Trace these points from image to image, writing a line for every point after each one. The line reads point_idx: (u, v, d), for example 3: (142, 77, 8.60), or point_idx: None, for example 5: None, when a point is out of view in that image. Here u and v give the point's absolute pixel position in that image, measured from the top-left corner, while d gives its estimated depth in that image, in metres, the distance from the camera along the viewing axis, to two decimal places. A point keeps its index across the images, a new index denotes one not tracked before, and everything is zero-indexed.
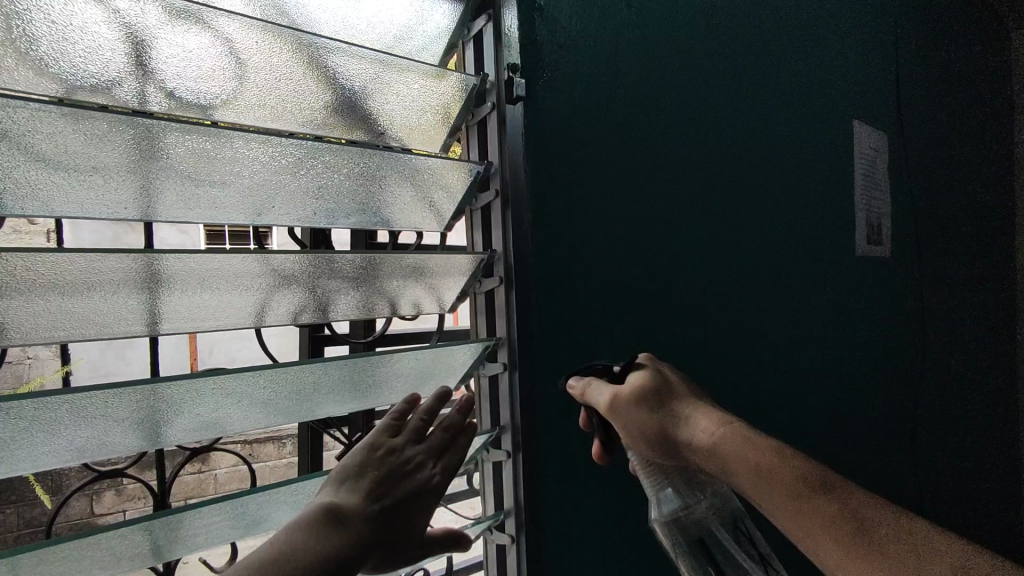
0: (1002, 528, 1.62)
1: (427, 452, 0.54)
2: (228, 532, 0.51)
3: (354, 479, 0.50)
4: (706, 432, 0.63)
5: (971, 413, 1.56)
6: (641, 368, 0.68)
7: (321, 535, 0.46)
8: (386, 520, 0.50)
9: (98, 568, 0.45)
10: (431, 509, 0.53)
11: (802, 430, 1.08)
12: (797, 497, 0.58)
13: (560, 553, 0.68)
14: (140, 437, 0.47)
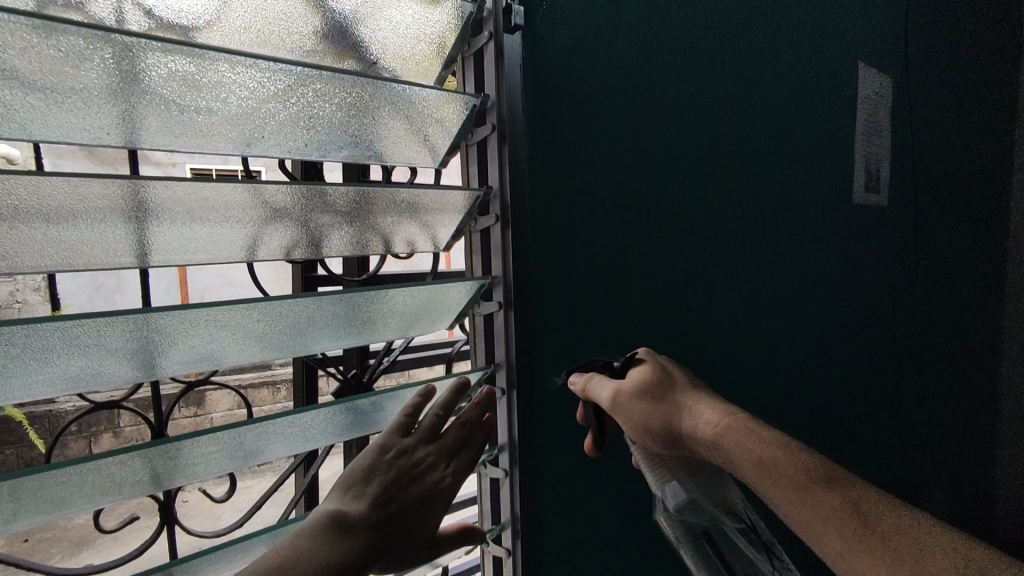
0: (980, 471, 1.67)
1: (438, 453, 0.58)
2: (225, 463, 0.52)
3: (362, 485, 0.54)
4: (709, 423, 0.66)
5: (959, 362, 1.58)
6: (643, 361, 0.71)
7: (330, 538, 0.49)
8: (392, 524, 0.53)
9: (99, 494, 0.46)
10: (439, 511, 0.57)
11: (792, 377, 1.10)
12: (801, 489, 0.63)
13: (549, 486, 0.71)
14: (135, 368, 0.47)
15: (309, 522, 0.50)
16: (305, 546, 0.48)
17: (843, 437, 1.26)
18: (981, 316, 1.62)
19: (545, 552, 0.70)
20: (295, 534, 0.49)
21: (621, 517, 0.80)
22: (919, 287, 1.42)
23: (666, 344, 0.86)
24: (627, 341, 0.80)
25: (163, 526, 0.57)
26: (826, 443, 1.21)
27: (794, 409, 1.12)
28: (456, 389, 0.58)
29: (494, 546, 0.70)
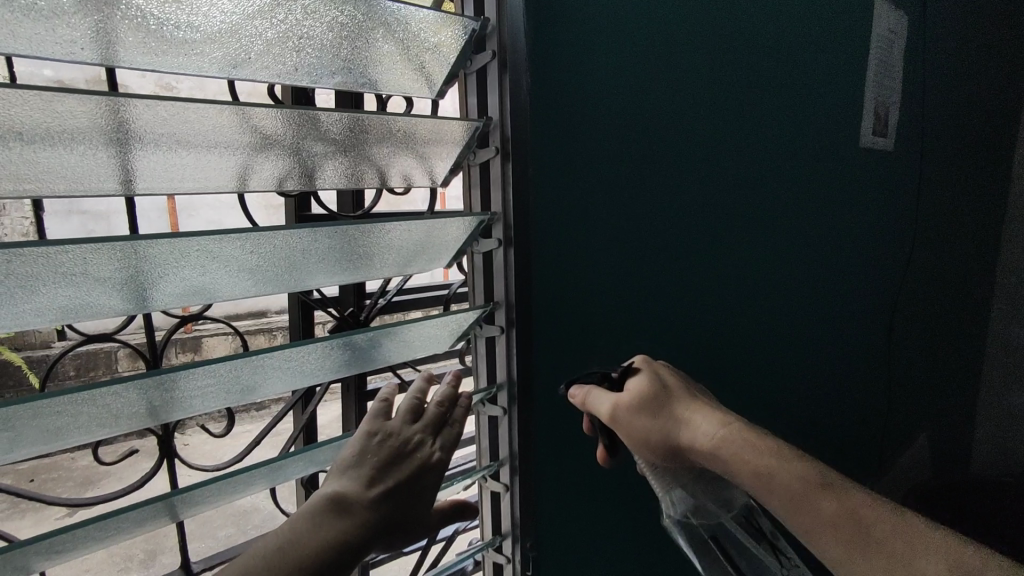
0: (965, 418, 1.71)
1: (425, 432, 0.59)
2: (223, 398, 0.51)
3: (355, 466, 0.55)
4: (706, 436, 0.65)
5: (954, 311, 1.59)
6: (640, 372, 0.70)
7: (327, 522, 0.51)
8: (390, 503, 0.54)
9: (96, 426, 0.45)
10: (435, 486, 0.58)
11: (788, 321, 1.10)
12: (801, 500, 0.61)
13: (545, 424, 0.71)
14: (126, 299, 0.46)
15: (306, 509, 0.52)
16: (303, 528, 0.50)
17: (833, 381, 1.28)
18: (978, 266, 1.62)
19: (541, 488, 0.72)
20: (292, 520, 0.51)
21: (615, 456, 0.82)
22: (920, 236, 1.41)
23: (665, 286, 0.85)
24: (627, 283, 0.79)
25: (162, 458, 0.57)
26: (817, 387, 1.23)
27: (790, 355, 1.13)
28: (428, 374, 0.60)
29: (491, 481, 0.70)
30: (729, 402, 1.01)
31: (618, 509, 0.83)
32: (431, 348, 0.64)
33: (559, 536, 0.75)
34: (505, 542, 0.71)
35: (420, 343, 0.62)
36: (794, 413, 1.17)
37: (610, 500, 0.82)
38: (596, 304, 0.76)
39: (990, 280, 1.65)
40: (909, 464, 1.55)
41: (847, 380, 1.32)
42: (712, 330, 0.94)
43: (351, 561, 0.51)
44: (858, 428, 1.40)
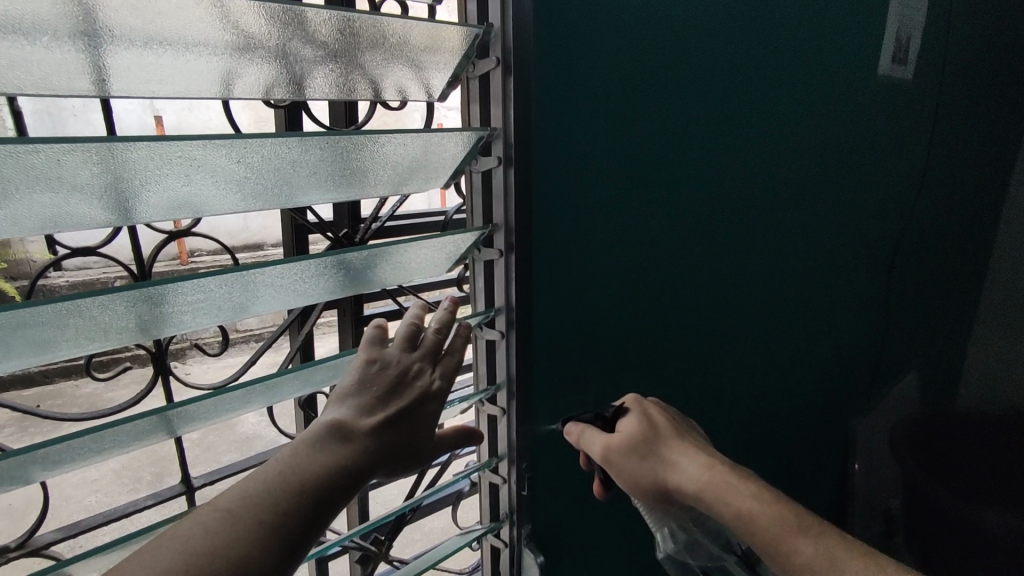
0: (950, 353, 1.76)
1: (424, 360, 0.59)
2: (215, 315, 0.50)
3: (354, 394, 0.55)
4: (692, 479, 0.67)
5: (953, 250, 1.59)
6: (631, 412, 0.72)
7: (329, 447, 0.51)
8: (391, 431, 0.54)
9: (86, 340, 0.44)
10: (435, 415, 0.58)
11: (791, 255, 1.09)
12: (780, 545, 0.62)
13: (544, 349, 0.72)
14: (109, 209, 0.44)
15: (307, 434, 0.51)
16: (304, 452, 0.50)
17: (831, 316, 1.28)
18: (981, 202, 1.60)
19: (538, 410, 0.73)
20: (293, 446, 0.50)
21: (610, 381, 0.82)
22: (929, 170, 1.38)
23: (668, 213, 0.83)
24: (629, 207, 0.77)
25: (157, 375, 0.56)
26: (815, 321, 1.23)
27: (790, 290, 1.12)
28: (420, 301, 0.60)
29: (488, 404, 0.71)
30: (726, 332, 1.01)
31: None
32: (428, 271, 0.63)
33: (553, 457, 0.77)
34: (502, 463, 0.72)
35: (417, 266, 0.61)
36: (791, 346, 1.18)
37: None
38: (597, 230, 0.74)
39: (997, 217, 1.63)
40: (899, 397, 1.58)
41: (844, 316, 1.32)
42: (713, 259, 0.93)
43: (353, 486, 0.51)
44: (852, 362, 1.42)
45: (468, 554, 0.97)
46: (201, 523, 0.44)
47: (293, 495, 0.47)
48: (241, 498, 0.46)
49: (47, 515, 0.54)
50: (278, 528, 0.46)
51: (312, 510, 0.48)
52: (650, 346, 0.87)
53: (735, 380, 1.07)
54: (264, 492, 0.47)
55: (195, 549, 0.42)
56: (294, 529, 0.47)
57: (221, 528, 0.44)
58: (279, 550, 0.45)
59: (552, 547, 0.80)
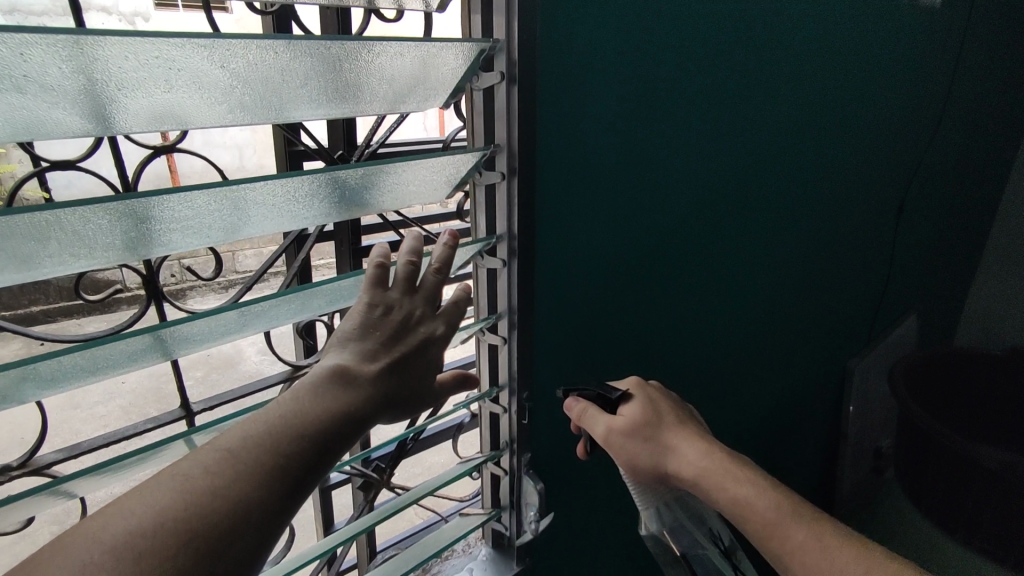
0: (943, 290, 1.80)
1: (426, 307, 0.57)
2: (206, 234, 0.48)
3: (358, 339, 0.53)
4: (691, 464, 0.70)
5: (954, 185, 1.61)
6: (635, 396, 0.74)
7: (331, 392, 0.50)
8: (393, 376, 0.53)
9: (71, 258, 0.42)
10: (437, 361, 0.58)
11: (801, 187, 1.08)
12: (770, 527, 0.67)
13: (546, 281, 0.70)
14: (87, 116, 0.41)
15: (308, 379, 0.50)
16: (306, 396, 0.49)
17: (839, 252, 1.28)
18: (984, 137, 1.62)
19: (538, 343, 0.72)
20: (295, 390, 0.49)
21: (613, 315, 0.82)
22: (940, 104, 1.38)
23: (678, 141, 0.80)
24: (638, 135, 0.74)
25: (151, 299, 0.55)
26: (823, 257, 1.23)
27: (799, 224, 1.11)
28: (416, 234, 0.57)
29: (489, 334, 0.70)
30: (733, 269, 1.00)
31: (614, 365, 0.85)
32: (426, 195, 0.60)
33: (553, 389, 0.77)
34: (502, 393, 0.71)
35: (415, 189, 0.58)
36: (798, 283, 1.18)
37: (605, 357, 0.83)
38: (604, 158, 0.72)
39: (983, 154, 1.65)
40: (895, 340, 1.60)
41: (851, 251, 1.33)
42: (723, 192, 0.91)
43: (355, 432, 0.50)
44: (853, 302, 1.42)
45: (468, 482, 1.00)
46: (201, 464, 0.43)
47: (294, 440, 0.46)
48: (242, 439, 0.45)
49: (47, 435, 0.54)
50: (278, 470, 0.45)
51: (314, 454, 0.47)
52: (653, 282, 0.86)
53: (740, 317, 1.07)
54: (265, 434, 0.46)
55: (194, 487, 0.42)
56: (296, 472, 0.46)
57: (222, 467, 0.43)
58: (280, 491, 0.45)
59: (550, 478, 0.81)
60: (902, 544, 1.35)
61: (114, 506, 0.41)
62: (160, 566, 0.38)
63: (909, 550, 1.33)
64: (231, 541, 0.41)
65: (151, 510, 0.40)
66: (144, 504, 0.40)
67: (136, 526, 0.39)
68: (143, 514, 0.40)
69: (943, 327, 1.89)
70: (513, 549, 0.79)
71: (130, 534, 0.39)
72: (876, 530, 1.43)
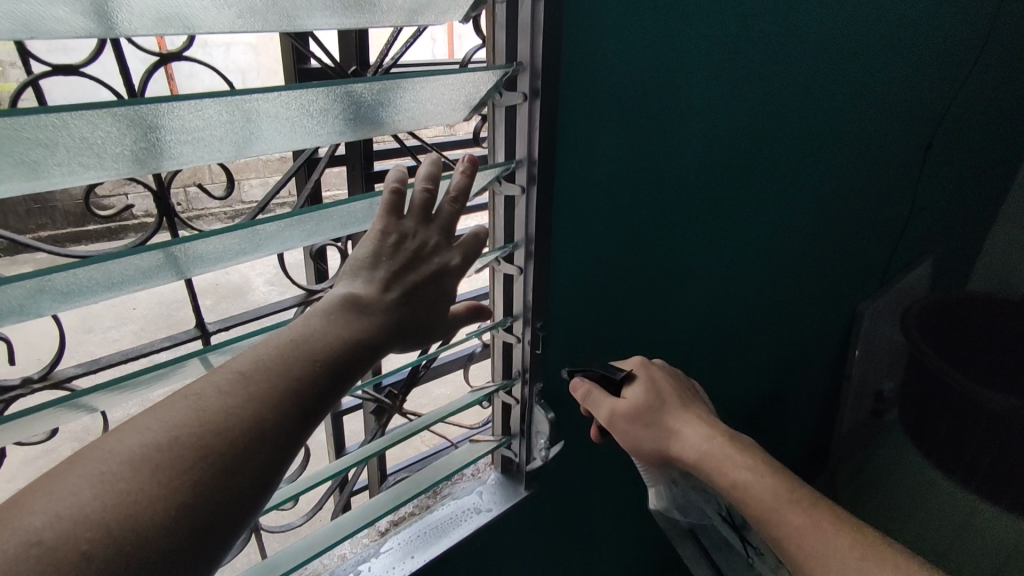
0: (960, 241, 1.79)
1: (442, 234, 0.55)
2: (217, 148, 0.46)
3: (369, 269, 0.52)
4: (692, 448, 0.72)
5: (983, 133, 1.58)
6: (638, 378, 0.76)
7: (344, 319, 0.48)
8: (405, 304, 0.52)
9: (81, 167, 0.41)
10: (452, 291, 0.56)
11: (829, 130, 1.06)
12: (769, 512, 0.67)
13: (564, 213, 0.69)
14: (88, 13, 0.38)
15: (319, 307, 0.49)
16: (316, 323, 0.48)
17: (861, 197, 1.27)
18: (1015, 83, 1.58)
19: (554, 276, 0.71)
20: (307, 317, 0.48)
21: (631, 252, 0.81)
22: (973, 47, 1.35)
23: (709, 73, 0.77)
24: (668, 63, 0.71)
25: (162, 216, 0.54)
26: (844, 202, 1.22)
27: (822, 167, 1.10)
28: (434, 159, 0.55)
29: (504, 264, 0.68)
30: (753, 211, 0.99)
31: (628, 302, 0.85)
32: (443, 116, 0.58)
33: (566, 323, 0.77)
34: (516, 322, 0.71)
35: (432, 108, 0.56)
36: (817, 228, 1.18)
37: (620, 293, 0.83)
38: (632, 86, 0.69)
39: (1013, 93, 1.59)
40: (907, 287, 1.60)
41: (874, 196, 1.31)
42: (750, 130, 0.89)
43: (368, 360, 0.49)
44: (869, 245, 1.40)
45: (478, 413, 1.02)
46: (215, 385, 0.43)
47: (307, 364, 0.46)
48: (253, 363, 0.45)
49: (65, 350, 0.54)
50: (293, 393, 0.44)
51: (327, 379, 0.46)
52: (672, 220, 0.85)
53: (757, 260, 1.06)
54: (276, 358, 0.45)
55: (206, 407, 0.42)
56: (309, 396, 0.45)
57: (234, 389, 0.43)
58: (292, 413, 0.44)
59: (560, 409, 0.83)
60: (899, 482, 1.38)
61: (130, 422, 0.41)
62: (178, 479, 0.39)
63: (905, 487, 1.36)
64: (243, 461, 0.41)
65: (165, 426, 0.40)
66: (159, 419, 0.41)
67: (152, 440, 0.40)
68: (157, 430, 0.40)
69: (956, 274, 1.88)
70: (521, 475, 0.81)
71: (148, 447, 0.39)
72: (873, 468, 1.46)
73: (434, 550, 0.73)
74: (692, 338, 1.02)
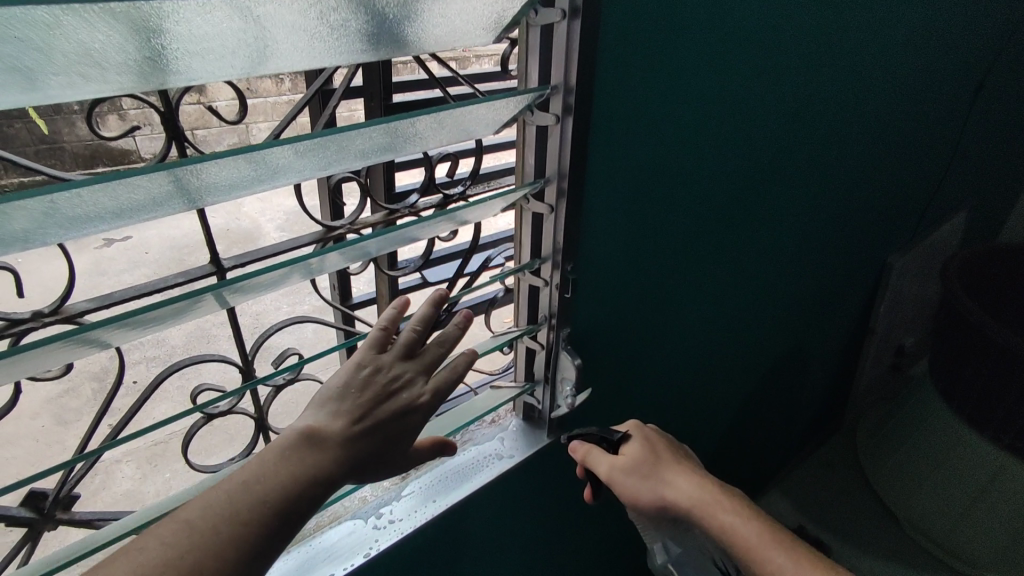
0: (998, 193, 1.73)
1: (417, 370, 0.55)
2: (230, 61, 0.41)
3: (337, 401, 0.50)
4: (685, 497, 0.69)
5: None
6: (634, 437, 0.74)
7: (299, 456, 0.46)
8: (370, 441, 0.50)
9: (78, 78, 0.37)
10: (415, 429, 0.54)
11: (879, 67, 1.00)
12: (756, 557, 0.66)
13: (602, 149, 0.64)
14: None
15: (278, 442, 0.47)
16: (272, 463, 0.45)
17: (904, 142, 1.21)
18: None
19: (587, 216, 0.68)
20: (262, 453, 0.46)
21: (667, 193, 0.77)
22: None
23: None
24: None
25: (170, 140, 0.51)
26: (885, 147, 1.16)
27: (869, 107, 1.04)
28: (436, 299, 0.56)
29: (534, 203, 0.65)
30: (794, 153, 0.94)
31: (663, 247, 0.81)
32: (474, 37, 0.53)
33: (597, 266, 0.73)
34: (544, 265, 0.68)
35: (462, 26, 0.51)
36: (856, 174, 1.13)
37: (652, 238, 0.79)
38: (682, 7, 0.63)
39: None
40: (941, 239, 1.54)
41: (918, 141, 1.25)
42: (798, 62, 0.83)
43: (323, 497, 0.47)
44: (907, 194, 1.34)
45: (498, 358, 1.00)
46: (156, 536, 0.41)
47: (255, 506, 0.43)
48: (203, 509, 0.43)
49: (75, 284, 0.52)
50: (238, 538, 0.42)
51: (275, 519, 0.44)
52: (711, 160, 0.80)
53: (793, 207, 1.02)
54: (225, 502, 0.43)
55: (145, 561, 0.39)
56: (258, 540, 0.43)
57: (177, 538, 0.41)
58: (239, 559, 0.42)
59: (586, 356, 0.81)
60: (925, 437, 1.36)
61: None
62: None
63: (931, 443, 1.34)
64: None
65: None
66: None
67: None
68: None
69: (990, 229, 1.82)
70: (544, 422, 0.80)
71: None
72: (897, 423, 1.45)
73: (455, 497, 0.73)
74: (724, 288, 0.99)
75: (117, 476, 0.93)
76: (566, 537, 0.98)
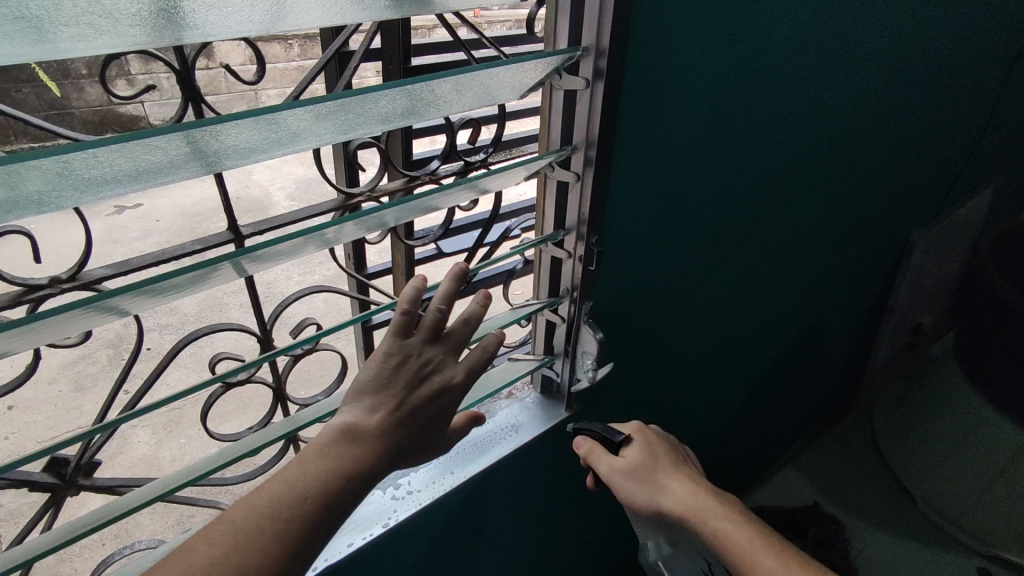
0: None
1: (445, 352, 0.53)
2: (247, 13, 0.39)
3: (371, 394, 0.49)
4: (678, 502, 0.68)
5: None
6: (636, 439, 0.74)
7: (338, 452, 0.46)
8: (406, 431, 0.49)
9: (89, 29, 0.34)
10: (451, 410, 0.53)
11: (918, 32, 0.96)
12: (744, 562, 0.65)
13: (631, 115, 0.62)
14: None
15: (315, 439, 0.46)
16: (311, 462, 0.45)
17: (936, 113, 1.17)
18: None
19: (613, 185, 0.66)
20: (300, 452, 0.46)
21: (695, 163, 0.74)
22: None
23: None
24: None
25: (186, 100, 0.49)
26: (917, 117, 1.12)
27: (904, 76, 1.00)
28: (456, 271, 0.53)
29: (559, 170, 0.63)
30: (824, 123, 0.91)
31: (687, 219, 0.79)
32: None
33: (621, 238, 0.71)
34: (568, 236, 0.66)
35: None
36: (885, 146, 1.09)
37: (678, 210, 0.77)
38: None
39: None
40: (968, 214, 1.50)
41: (951, 112, 1.21)
42: (836, 26, 0.79)
43: (366, 489, 0.47)
44: (935, 168, 1.30)
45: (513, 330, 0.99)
46: (206, 538, 0.41)
47: (295, 505, 0.43)
48: (246, 509, 0.43)
49: (91, 252, 0.51)
50: (278, 534, 0.42)
51: (318, 517, 0.44)
52: (740, 129, 0.77)
53: (820, 179, 0.99)
54: (267, 502, 0.43)
55: (195, 563, 0.40)
56: (304, 536, 0.43)
57: (223, 539, 0.41)
58: (285, 554, 0.42)
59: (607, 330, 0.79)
60: (944, 420, 1.35)
61: None
62: None
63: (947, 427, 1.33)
64: None
65: None
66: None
67: None
68: None
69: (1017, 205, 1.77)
70: (563, 396, 0.79)
71: None
72: (915, 403, 1.43)
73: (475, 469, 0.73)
74: (747, 262, 0.97)
75: (134, 441, 0.94)
76: (581, 511, 0.98)
